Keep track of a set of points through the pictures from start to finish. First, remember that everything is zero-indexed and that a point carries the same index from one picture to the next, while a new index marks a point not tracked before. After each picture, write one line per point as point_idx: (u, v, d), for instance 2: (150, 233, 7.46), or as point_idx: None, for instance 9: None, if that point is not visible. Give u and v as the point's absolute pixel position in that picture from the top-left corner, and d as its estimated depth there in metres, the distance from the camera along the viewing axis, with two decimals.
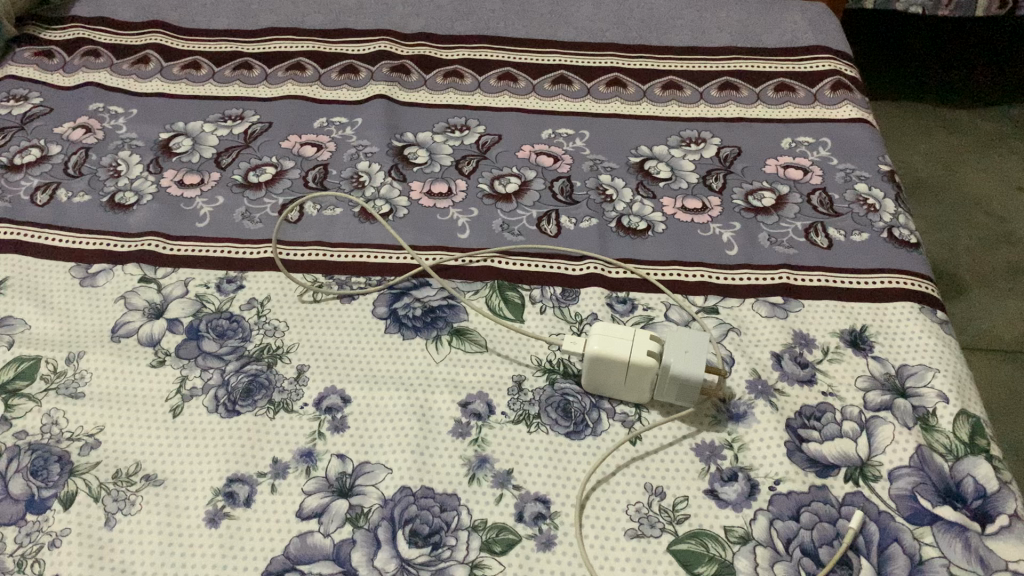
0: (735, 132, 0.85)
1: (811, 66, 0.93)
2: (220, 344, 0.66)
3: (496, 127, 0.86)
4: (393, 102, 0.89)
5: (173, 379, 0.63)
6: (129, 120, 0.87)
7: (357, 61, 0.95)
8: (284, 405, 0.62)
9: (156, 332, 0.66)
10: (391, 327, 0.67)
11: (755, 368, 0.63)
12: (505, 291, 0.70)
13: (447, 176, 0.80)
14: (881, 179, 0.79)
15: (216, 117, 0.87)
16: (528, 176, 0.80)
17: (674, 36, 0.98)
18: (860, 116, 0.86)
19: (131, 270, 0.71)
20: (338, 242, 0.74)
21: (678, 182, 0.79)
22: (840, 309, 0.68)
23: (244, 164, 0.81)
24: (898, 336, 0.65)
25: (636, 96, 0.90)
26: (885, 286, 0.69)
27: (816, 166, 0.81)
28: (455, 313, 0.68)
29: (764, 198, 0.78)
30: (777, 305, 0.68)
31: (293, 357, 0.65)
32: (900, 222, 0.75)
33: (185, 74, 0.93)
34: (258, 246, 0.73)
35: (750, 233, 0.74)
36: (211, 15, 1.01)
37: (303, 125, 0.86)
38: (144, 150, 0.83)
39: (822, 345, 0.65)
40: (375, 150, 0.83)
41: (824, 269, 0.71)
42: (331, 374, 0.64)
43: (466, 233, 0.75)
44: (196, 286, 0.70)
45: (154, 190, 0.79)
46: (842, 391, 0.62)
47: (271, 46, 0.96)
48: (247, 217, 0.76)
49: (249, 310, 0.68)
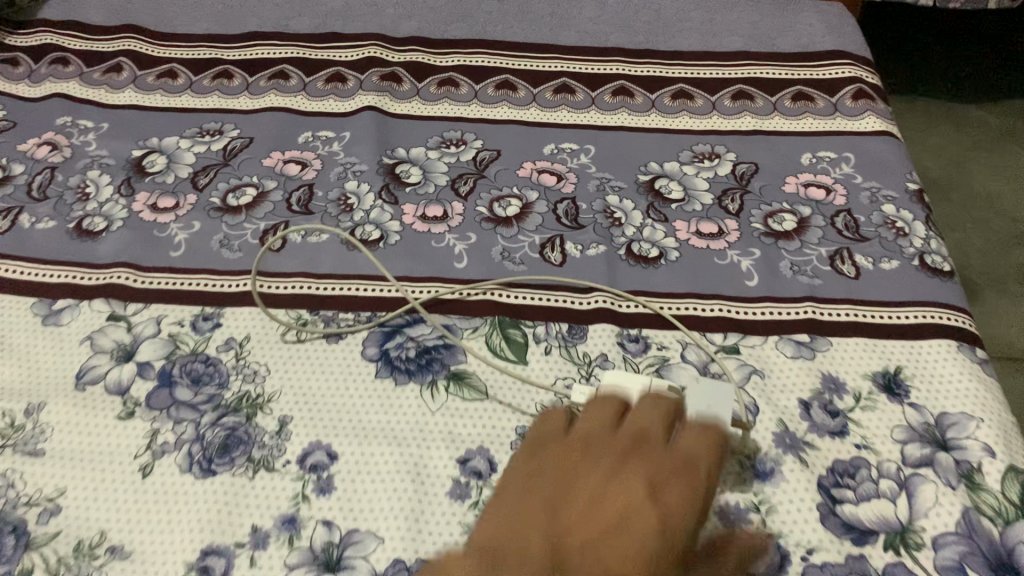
0: (752, 146, 0.79)
1: (831, 73, 0.86)
2: (195, 391, 0.60)
3: (495, 142, 0.80)
4: (384, 114, 0.83)
5: (144, 434, 0.58)
6: (99, 134, 0.81)
7: (344, 68, 0.88)
8: (265, 463, 0.56)
9: (125, 379, 0.61)
10: (382, 371, 0.62)
11: (781, 418, 0.58)
12: (507, 329, 0.64)
13: (442, 197, 0.74)
14: (909, 199, 0.74)
15: (193, 131, 0.81)
16: (529, 198, 0.74)
17: (683, 39, 0.91)
18: (885, 128, 0.80)
19: (99, 307, 0.65)
20: (325, 273, 0.68)
21: (692, 203, 0.74)
22: (872, 349, 0.62)
23: (222, 185, 0.75)
24: (935, 379, 0.60)
25: (644, 106, 0.84)
26: (919, 321, 0.64)
27: (840, 185, 0.75)
28: (452, 355, 0.62)
29: (784, 220, 0.72)
30: (803, 345, 0.62)
31: (274, 407, 0.59)
32: (932, 247, 0.70)
33: (161, 84, 0.86)
34: (238, 278, 0.68)
35: (770, 261, 0.69)
36: (189, 19, 0.95)
37: (286, 139, 0.80)
38: (115, 170, 0.77)
39: (854, 390, 0.60)
40: (364, 168, 0.77)
41: (851, 302, 0.65)
42: (317, 426, 0.58)
43: (464, 262, 0.69)
44: (170, 325, 0.64)
45: (125, 214, 0.73)
46: (877, 444, 0.57)
47: (253, 53, 0.90)
48: (226, 245, 0.70)
49: (226, 351, 0.63)
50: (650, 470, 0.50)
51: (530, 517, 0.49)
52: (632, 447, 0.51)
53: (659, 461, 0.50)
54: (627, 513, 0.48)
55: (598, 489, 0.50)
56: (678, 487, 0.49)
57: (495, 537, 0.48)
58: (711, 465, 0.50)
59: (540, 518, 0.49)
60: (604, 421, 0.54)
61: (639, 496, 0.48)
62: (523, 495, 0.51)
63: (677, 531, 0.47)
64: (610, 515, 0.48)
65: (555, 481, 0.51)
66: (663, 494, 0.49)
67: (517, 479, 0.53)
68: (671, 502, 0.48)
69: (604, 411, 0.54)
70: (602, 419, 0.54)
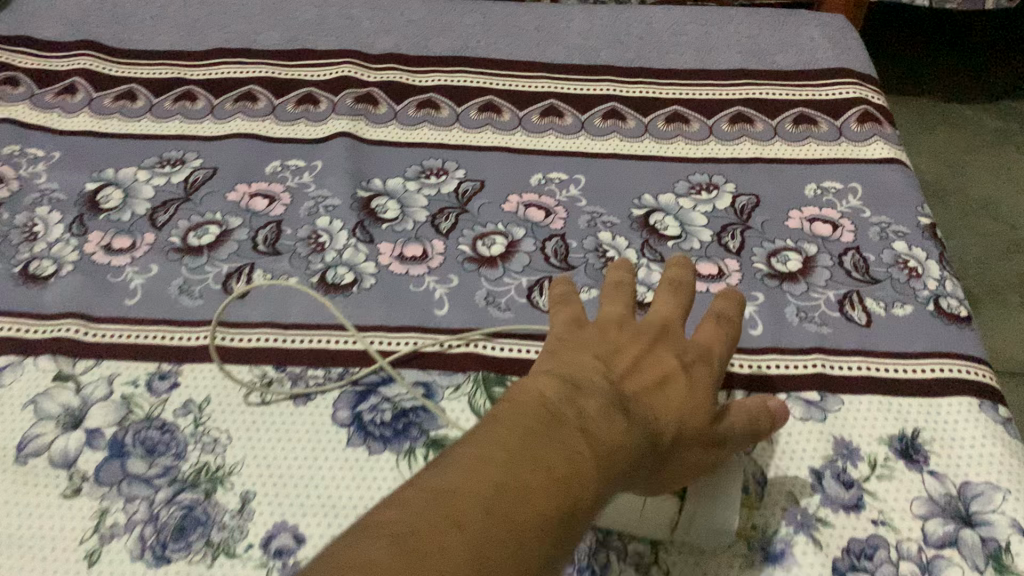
0: (753, 176, 0.74)
1: (834, 93, 0.81)
2: (149, 463, 0.55)
3: (478, 171, 0.75)
4: (358, 140, 0.77)
5: (92, 514, 0.52)
6: (50, 165, 0.75)
7: (316, 89, 0.82)
8: (225, 548, 0.51)
9: (72, 449, 0.55)
10: (355, 438, 0.56)
11: (792, 493, 0.53)
12: (491, 387, 0.59)
13: (421, 235, 0.69)
14: (922, 235, 0.69)
15: (152, 161, 0.75)
16: (515, 235, 0.69)
17: (678, 56, 0.86)
18: (894, 155, 0.76)
19: (45, 366, 0.60)
20: (292, 323, 0.63)
21: (689, 241, 0.68)
22: (887, 409, 0.57)
23: (183, 222, 0.69)
24: (956, 443, 0.56)
25: (637, 131, 0.78)
26: (937, 375, 0.59)
27: (847, 220, 0.70)
28: (432, 418, 0.57)
29: (789, 260, 0.67)
30: (813, 404, 0.58)
31: (235, 481, 0.54)
32: (948, 290, 0.65)
33: (118, 107, 0.80)
34: (197, 330, 0.62)
35: (775, 308, 0.64)
36: (150, 33, 0.88)
37: (252, 170, 0.74)
38: (66, 205, 0.71)
39: (868, 456, 0.55)
40: (337, 203, 0.71)
41: (863, 354, 0.61)
42: (283, 505, 0.53)
43: (444, 309, 0.64)
44: (122, 385, 0.59)
45: (76, 257, 0.67)
46: (896, 520, 0.52)
47: (218, 72, 0.84)
48: (186, 292, 0.65)
49: (184, 416, 0.57)
50: (679, 349, 0.49)
51: (570, 361, 0.46)
52: (658, 326, 0.50)
53: (686, 346, 0.50)
54: (669, 379, 0.46)
55: (631, 337, 0.49)
56: (704, 370, 0.49)
57: (559, 369, 0.45)
58: (723, 350, 0.51)
59: (583, 359, 0.46)
60: (618, 312, 0.51)
61: (676, 363, 0.48)
62: (560, 346, 0.48)
63: (706, 403, 0.47)
64: (651, 365, 0.47)
65: (592, 335, 0.49)
66: (691, 366, 0.48)
67: (558, 341, 0.49)
68: (699, 387, 0.47)
69: (615, 309, 0.52)
70: (616, 309, 0.52)
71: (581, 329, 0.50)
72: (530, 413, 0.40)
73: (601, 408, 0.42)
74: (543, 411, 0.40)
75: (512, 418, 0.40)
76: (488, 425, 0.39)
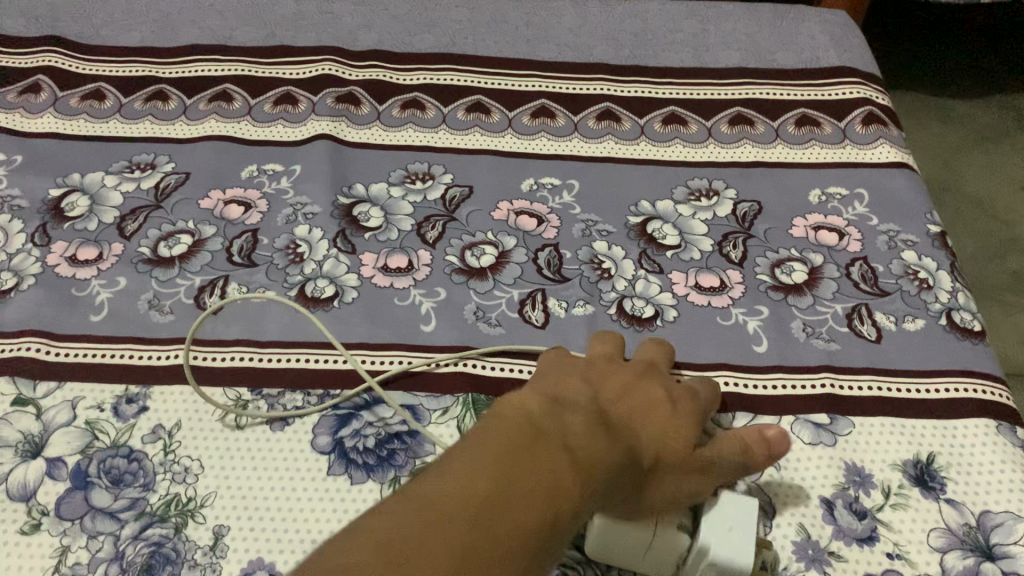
0: (754, 181, 0.71)
1: (837, 93, 0.78)
2: (114, 496, 0.51)
3: (466, 176, 0.71)
4: (340, 142, 0.73)
5: (51, 552, 0.49)
6: (12, 169, 0.70)
7: (296, 88, 0.78)
8: None
9: (31, 480, 0.52)
10: (336, 466, 0.53)
11: (802, 524, 0.50)
12: (481, 410, 0.55)
13: (407, 245, 0.65)
14: (931, 245, 0.66)
15: (121, 165, 0.71)
16: (506, 245, 0.65)
17: (674, 54, 0.83)
18: (900, 159, 0.72)
19: (3, 388, 0.56)
20: (269, 341, 0.59)
21: (689, 250, 0.65)
22: (901, 432, 0.54)
23: (153, 232, 0.65)
24: (973, 469, 0.52)
25: (633, 133, 0.75)
26: (952, 396, 0.56)
27: (853, 228, 0.67)
28: (418, 444, 0.54)
29: (794, 271, 0.64)
30: (822, 427, 0.54)
31: (207, 515, 0.50)
32: (960, 303, 0.62)
33: (86, 107, 0.76)
34: (167, 349, 0.58)
35: (781, 322, 0.61)
36: (120, 29, 0.84)
37: (227, 175, 0.70)
38: (29, 213, 0.67)
39: (882, 484, 0.52)
40: (317, 210, 0.68)
41: (873, 373, 0.57)
42: (258, 541, 0.49)
43: (431, 325, 0.60)
44: (87, 409, 0.55)
45: (38, 269, 0.63)
46: (912, 553, 0.49)
47: (192, 70, 0.80)
48: (156, 307, 0.61)
49: (153, 443, 0.53)
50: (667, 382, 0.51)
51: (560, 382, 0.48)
52: (647, 366, 0.52)
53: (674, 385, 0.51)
54: (654, 408, 0.48)
55: (619, 371, 0.50)
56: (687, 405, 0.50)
57: (549, 389, 0.47)
58: (707, 396, 0.52)
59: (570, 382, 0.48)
60: (610, 352, 0.54)
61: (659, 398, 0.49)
62: (549, 377, 0.50)
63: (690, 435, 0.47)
64: (635, 399, 0.48)
65: (582, 368, 0.50)
66: (678, 400, 0.49)
67: (550, 369, 0.51)
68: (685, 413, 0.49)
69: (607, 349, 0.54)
70: (610, 350, 0.54)
71: (576, 360, 0.52)
72: (520, 426, 0.42)
73: (587, 423, 0.44)
74: (533, 424, 0.43)
75: (501, 433, 0.42)
76: (482, 438, 0.41)
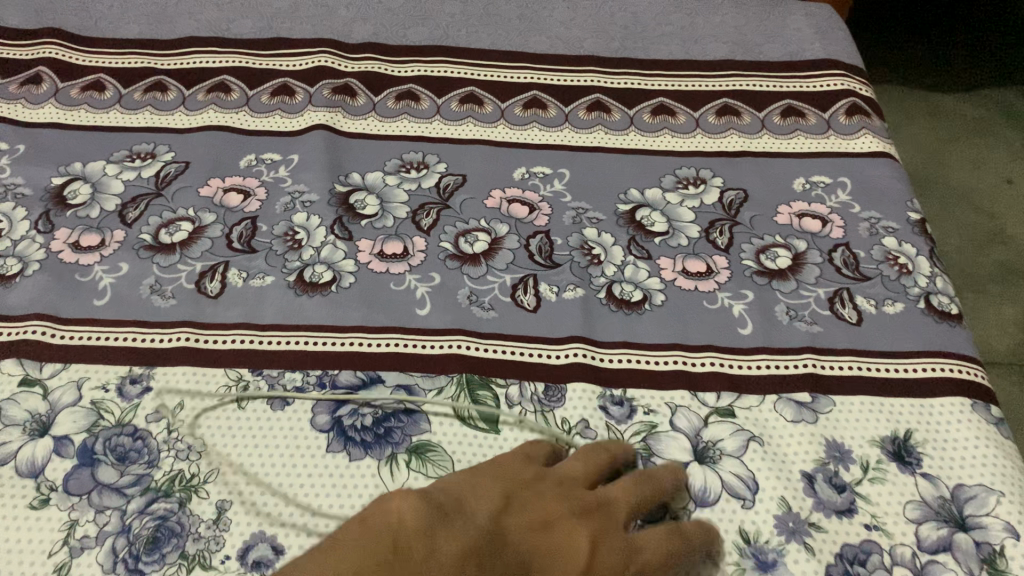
0: (740, 170, 0.73)
1: (821, 85, 0.80)
2: (120, 472, 0.53)
3: (459, 165, 0.73)
4: (336, 132, 0.75)
5: (59, 526, 0.50)
6: (15, 158, 0.72)
7: (292, 80, 0.80)
8: (199, 561, 0.49)
9: (39, 458, 0.53)
10: (334, 444, 0.54)
11: (784, 497, 0.52)
12: (475, 390, 0.57)
13: (402, 232, 0.67)
14: (912, 231, 0.68)
15: (121, 155, 0.72)
16: (499, 231, 0.67)
17: (663, 46, 0.84)
18: (882, 149, 0.74)
19: (10, 370, 0.57)
20: (269, 324, 0.61)
21: (677, 237, 0.67)
22: (880, 410, 0.56)
23: (154, 219, 0.67)
24: (949, 445, 0.55)
25: (623, 123, 0.77)
26: (929, 375, 0.58)
27: (836, 215, 0.69)
28: (414, 423, 0.55)
29: (778, 257, 0.66)
30: (804, 405, 0.56)
31: (210, 491, 0.52)
32: (938, 287, 0.64)
33: (86, 98, 0.77)
34: (169, 331, 0.60)
35: (765, 305, 0.62)
36: (119, 21, 0.86)
37: (226, 164, 0.72)
38: (32, 201, 0.68)
39: (861, 459, 0.54)
40: (315, 198, 0.69)
41: (854, 353, 0.59)
42: (260, 515, 0.51)
43: (426, 309, 0.62)
44: (92, 390, 0.57)
45: (42, 255, 0.65)
46: (889, 524, 0.51)
47: (190, 62, 0.81)
48: (158, 292, 0.62)
49: (157, 422, 0.55)
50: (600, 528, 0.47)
51: (480, 497, 0.47)
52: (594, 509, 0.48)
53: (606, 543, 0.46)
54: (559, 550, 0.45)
55: (554, 511, 0.47)
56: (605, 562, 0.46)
57: (451, 499, 0.46)
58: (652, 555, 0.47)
59: (489, 501, 0.47)
60: (574, 470, 0.51)
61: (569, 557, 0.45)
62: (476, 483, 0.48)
63: None
64: (547, 545, 0.46)
65: (518, 492, 0.48)
66: (600, 560, 0.45)
67: (489, 475, 0.49)
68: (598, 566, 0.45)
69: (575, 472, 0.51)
70: (578, 472, 0.50)
71: (527, 477, 0.50)
72: (380, 532, 0.43)
73: (458, 550, 0.43)
74: (397, 542, 0.42)
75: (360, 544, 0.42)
76: (338, 543, 0.42)
